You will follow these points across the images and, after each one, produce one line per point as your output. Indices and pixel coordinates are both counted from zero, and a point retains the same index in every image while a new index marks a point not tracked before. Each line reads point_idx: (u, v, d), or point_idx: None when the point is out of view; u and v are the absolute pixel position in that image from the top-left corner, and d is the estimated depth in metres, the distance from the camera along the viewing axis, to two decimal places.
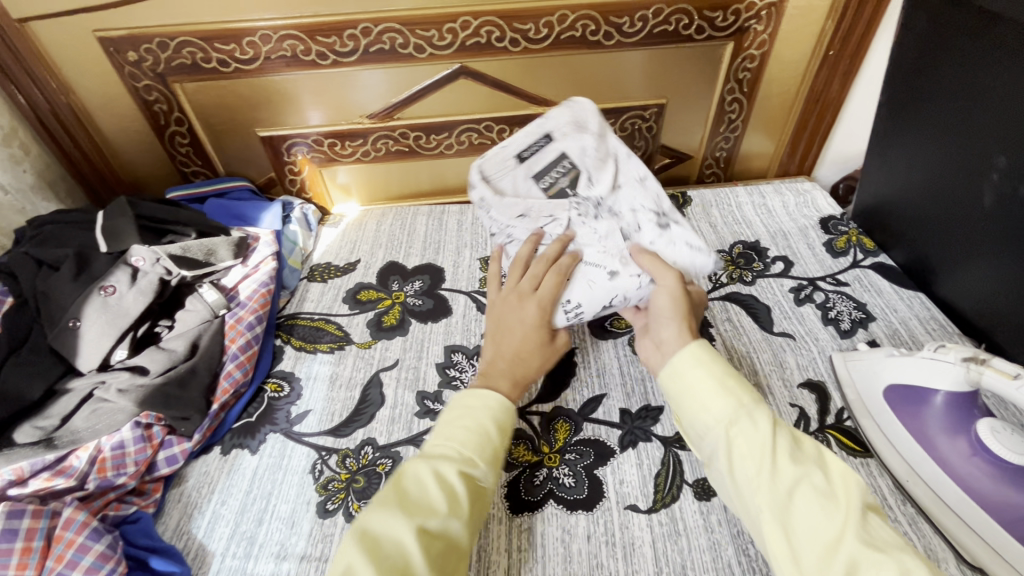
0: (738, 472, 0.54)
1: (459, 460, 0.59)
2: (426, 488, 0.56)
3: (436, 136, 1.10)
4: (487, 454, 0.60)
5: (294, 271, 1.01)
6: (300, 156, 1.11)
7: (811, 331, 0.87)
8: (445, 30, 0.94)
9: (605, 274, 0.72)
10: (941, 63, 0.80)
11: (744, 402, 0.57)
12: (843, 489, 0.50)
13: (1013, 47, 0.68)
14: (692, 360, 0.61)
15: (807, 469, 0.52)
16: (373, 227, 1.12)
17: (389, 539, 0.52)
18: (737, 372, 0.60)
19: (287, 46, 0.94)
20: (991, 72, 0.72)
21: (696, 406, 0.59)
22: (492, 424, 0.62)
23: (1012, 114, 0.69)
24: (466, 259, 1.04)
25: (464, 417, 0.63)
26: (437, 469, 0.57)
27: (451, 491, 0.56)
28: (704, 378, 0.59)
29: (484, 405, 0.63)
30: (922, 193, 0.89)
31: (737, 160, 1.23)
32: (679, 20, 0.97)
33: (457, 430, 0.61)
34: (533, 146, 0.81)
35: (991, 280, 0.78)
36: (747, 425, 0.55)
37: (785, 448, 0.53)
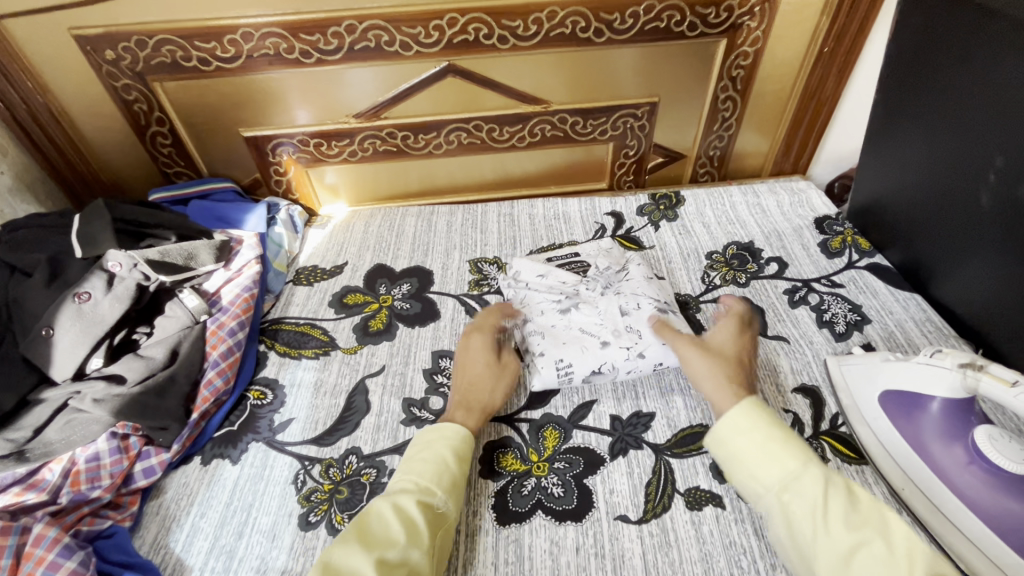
0: (796, 538, 0.54)
1: (417, 492, 0.61)
2: (386, 522, 0.57)
3: (425, 135, 1.08)
4: (448, 483, 0.63)
5: (280, 274, 0.99)
6: (286, 157, 1.09)
7: (806, 334, 0.85)
8: (431, 27, 0.92)
9: (598, 343, 0.79)
10: (936, 61, 0.78)
11: (797, 465, 0.56)
12: (905, 555, 0.49)
13: (1010, 45, 0.66)
14: (736, 423, 0.61)
15: (865, 535, 0.51)
16: (360, 228, 1.10)
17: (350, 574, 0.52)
18: (784, 433, 0.60)
19: (269, 44, 0.91)
20: (988, 70, 0.70)
21: (748, 468, 0.59)
22: (450, 454, 0.65)
23: (1009, 113, 0.68)
24: (455, 261, 1.02)
25: (422, 450, 0.65)
26: (395, 503, 0.59)
27: (410, 521, 0.57)
28: (751, 442, 0.60)
29: (440, 436, 0.66)
30: (918, 193, 0.87)
31: (731, 159, 1.21)
32: (671, 16, 0.95)
33: (415, 463, 0.64)
34: (563, 255, 0.96)
35: (987, 281, 0.77)
36: (802, 490, 0.55)
37: (844, 513, 0.52)
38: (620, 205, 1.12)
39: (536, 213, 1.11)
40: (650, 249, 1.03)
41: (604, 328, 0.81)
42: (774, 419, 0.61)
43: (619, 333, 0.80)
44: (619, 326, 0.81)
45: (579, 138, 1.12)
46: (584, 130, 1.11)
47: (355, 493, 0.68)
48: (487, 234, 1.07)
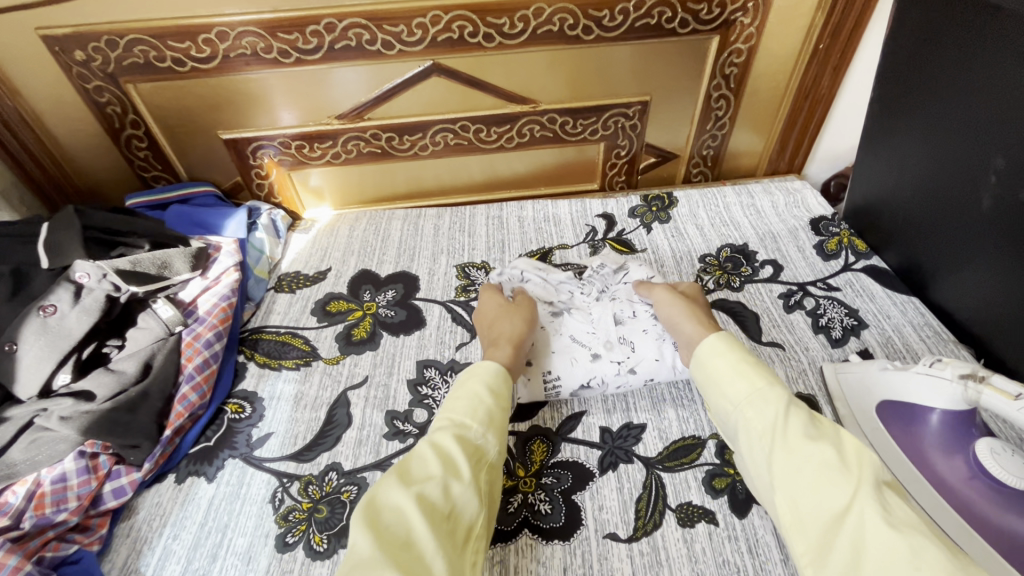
0: (753, 446, 0.57)
1: (452, 428, 0.61)
2: (424, 459, 0.58)
3: (410, 136, 1.05)
4: (481, 412, 0.63)
5: (260, 281, 0.96)
6: (267, 159, 1.05)
7: (801, 340, 0.83)
8: (414, 25, 0.89)
9: (588, 355, 0.76)
10: (935, 59, 0.76)
11: (762, 382, 0.60)
12: (855, 463, 0.51)
13: (1011, 42, 0.64)
14: (712, 350, 0.65)
15: (821, 444, 0.53)
16: (345, 232, 1.07)
17: (391, 511, 0.53)
18: (756, 359, 0.63)
19: (246, 43, 0.88)
20: (988, 68, 0.68)
21: (720, 387, 0.62)
22: (484, 389, 0.65)
23: (1011, 111, 0.65)
24: (442, 266, 0.99)
25: (458, 389, 0.66)
26: (432, 442, 0.59)
27: (446, 456, 0.58)
28: (723, 364, 0.63)
29: (471, 375, 0.67)
30: (916, 193, 0.85)
31: (725, 158, 1.18)
32: (661, 13, 0.92)
33: (449, 403, 0.64)
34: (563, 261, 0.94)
35: (986, 284, 0.75)
36: (765, 401, 0.58)
37: (802, 423, 0.55)
38: (612, 206, 1.10)
39: (525, 215, 1.09)
40: (642, 251, 1.00)
41: (595, 339, 0.78)
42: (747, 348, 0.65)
43: (611, 345, 0.77)
44: (612, 338, 0.78)
45: (569, 138, 1.09)
46: (574, 130, 1.08)
47: (335, 512, 0.66)
48: (475, 238, 1.04)
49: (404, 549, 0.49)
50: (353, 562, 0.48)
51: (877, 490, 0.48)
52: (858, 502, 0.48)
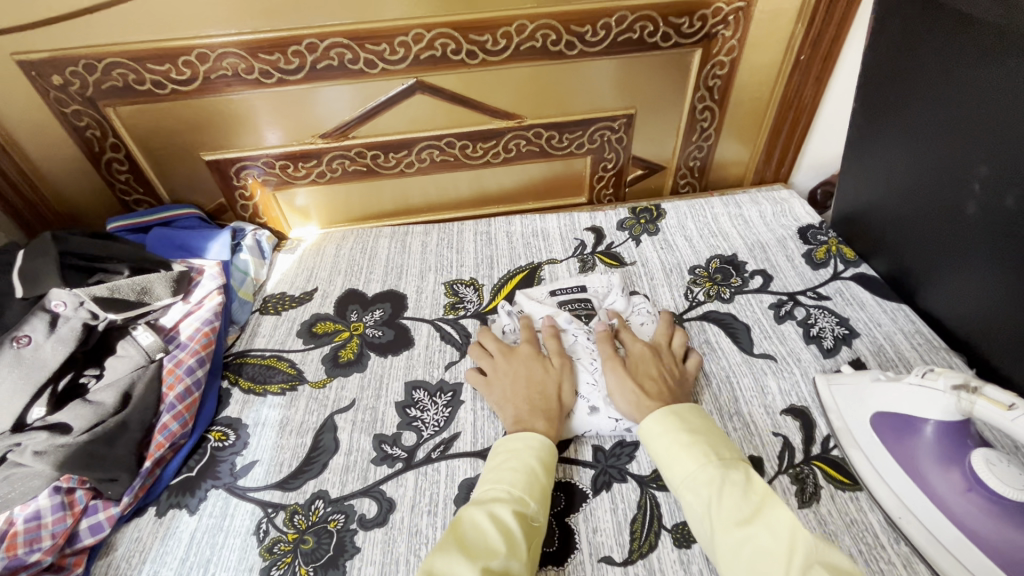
0: (703, 536, 0.56)
1: (511, 502, 0.58)
2: (483, 533, 0.55)
3: (396, 154, 1.04)
4: (537, 488, 0.61)
5: (244, 304, 0.94)
6: (251, 179, 1.04)
7: (793, 351, 0.82)
8: (396, 43, 0.89)
9: (587, 408, 0.74)
10: (912, 68, 0.76)
11: (697, 461, 0.59)
12: (787, 543, 0.49)
13: (985, 53, 0.64)
14: (653, 427, 0.64)
15: (753, 528, 0.51)
16: (331, 252, 1.06)
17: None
18: (700, 434, 0.62)
19: (226, 65, 0.88)
20: (965, 77, 0.68)
21: (666, 470, 0.62)
22: (538, 463, 0.63)
23: (990, 120, 0.65)
24: (430, 283, 0.98)
25: (509, 459, 0.63)
26: (491, 513, 0.56)
27: (508, 532, 0.55)
28: (665, 444, 0.63)
29: (525, 445, 0.64)
30: (903, 201, 0.85)
31: (711, 168, 1.18)
32: (643, 27, 0.93)
33: (504, 472, 0.61)
34: (567, 289, 0.91)
35: (975, 290, 0.75)
36: (704, 484, 0.57)
37: (734, 507, 0.54)
38: (600, 219, 1.09)
39: (513, 230, 1.08)
40: (632, 264, 1.00)
41: (595, 392, 0.75)
42: (687, 422, 0.64)
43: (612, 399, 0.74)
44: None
45: (555, 152, 1.09)
46: (560, 144, 1.08)
47: (321, 542, 0.64)
48: (464, 254, 1.03)
49: None
50: None
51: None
52: None
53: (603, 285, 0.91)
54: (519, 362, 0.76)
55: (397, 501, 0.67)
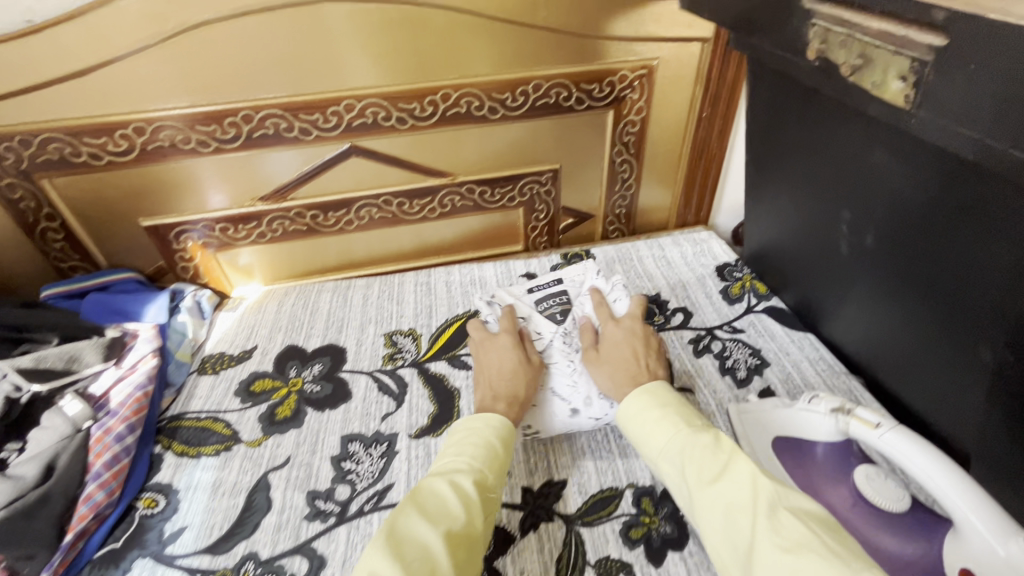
0: (683, 498, 0.59)
1: (471, 472, 0.62)
2: (444, 501, 0.58)
3: (335, 213, 1.09)
4: (498, 461, 0.65)
5: (182, 365, 0.95)
6: (191, 242, 1.07)
7: (709, 383, 0.88)
8: (329, 113, 0.95)
9: (568, 410, 0.79)
10: (776, 132, 0.85)
11: (674, 434, 0.63)
12: (753, 493, 0.52)
13: (818, 122, 0.73)
14: (637, 407, 0.68)
15: (726, 482, 0.54)
16: (273, 309, 1.09)
17: (413, 543, 0.53)
18: (680, 409, 0.66)
19: (163, 136, 0.92)
20: (814, 139, 0.76)
21: (645, 445, 0.66)
22: (497, 439, 0.67)
23: (838, 177, 0.74)
24: (370, 335, 1.01)
25: (470, 435, 0.67)
26: (452, 484, 0.60)
27: (466, 498, 0.59)
28: (646, 421, 0.66)
29: (486, 423, 0.69)
30: (797, 241, 0.93)
31: (637, 214, 1.27)
32: (558, 93, 1.02)
33: (466, 446, 0.66)
34: (543, 284, 0.93)
35: (859, 317, 0.83)
36: (678, 452, 0.61)
37: (705, 467, 0.57)
38: (534, 266, 1.15)
39: (451, 280, 1.13)
40: None
41: (576, 394, 0.79)
42: (667, 401, 0.68)
43: (591, 401, 0.79)
44: (592, 394, 0.79)
45: (489, 205, 1.16)
46: (493, 198, 1.15)
47: None
48: (404, 305, 1.07)
49: None
50: None
51: (775, 519, 0.49)
52: (759, 534, 0.49)
53: (578, 273, 0.94)
54: (493, 353, 0.81)
55: (328, 557, 0.68)
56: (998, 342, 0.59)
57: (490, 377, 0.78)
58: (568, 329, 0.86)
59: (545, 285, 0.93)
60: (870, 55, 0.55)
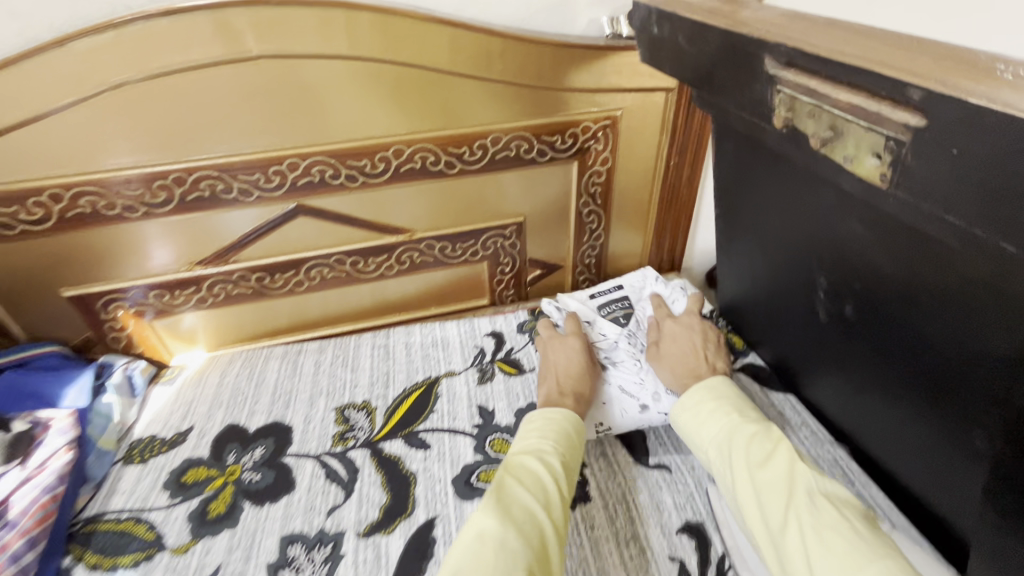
0: (722, 475, 0.71)
1: (556, 454, 0.73)
2: (536, 475, 0.70)
3: (283, 275, 1.01)
4: (574, 448, 0.76)
5: (103, 455, 0.85)
6: (122, 311, 0.97)
7: (687, 458, 0.82)
8: (271, 172, 0.88)
9: (637, 405, 0.88)
10: (745, 189, 0.81)
11: (729, 423, 0.74)
12: (791, 478, 0.64)
13: (789, 186, 0.69)
14: (693, 400, 0.81)
15: (769, 466, 0.66)
16: (215, 381, 0.99)
17: (519, 506, 0.65)
18: (732, 402, 0.78)
19: (83, 203, 0.83)
20: (784, 199, 0.72)
21: (696, 431, 0.78)
22: (572, 429, 0.78)
23: (811, 241, 0.70)
24: (320, 410, 0.92)
25: (551, 424, 0.78)
26: (546, 463, 0.71)
27: (555, 474, 0.71)
28: (701, 412, 0.78)
29: (562, 415, 0.80)
30: (771, 297, 0.89)
31: (607, 262, 1.21)
32: (518, 145, 0.97)
33: (548, 432, 0.76)
34: (604, 291, 1.08)
35: (841, 385, 0.79)
36: (727, 439, 0.72)
37: (753, 452, 0.68)
38: (500, 323, 1.08)
39: (412, 341, 1.05)
40: (531, 371, 0.98)
41: (644, 391, 0.90)
42: (718, 397, 0.79)
43: (659, 397, 0.89)
44: (659, 391, 0.89)
45: (451, 261, 1.10)
46: (455, 253, 1.08)
47: None
48: (359, 372, 0.99)
49: (540, 543, 0.62)
50: (501, 551, 0.59)
51: (810, 502, 0.61)
52: (793, 510, 0.61)
53: (637, 282, 1.10)
54: (560, 350, 0.92)
55: None
56: (992, 431, 0.53)
57: (559, 371, 0.89)
58: (631, 331, 1.00)
59: (607, 292, 1.08)
60: (840, 127, 0.51)
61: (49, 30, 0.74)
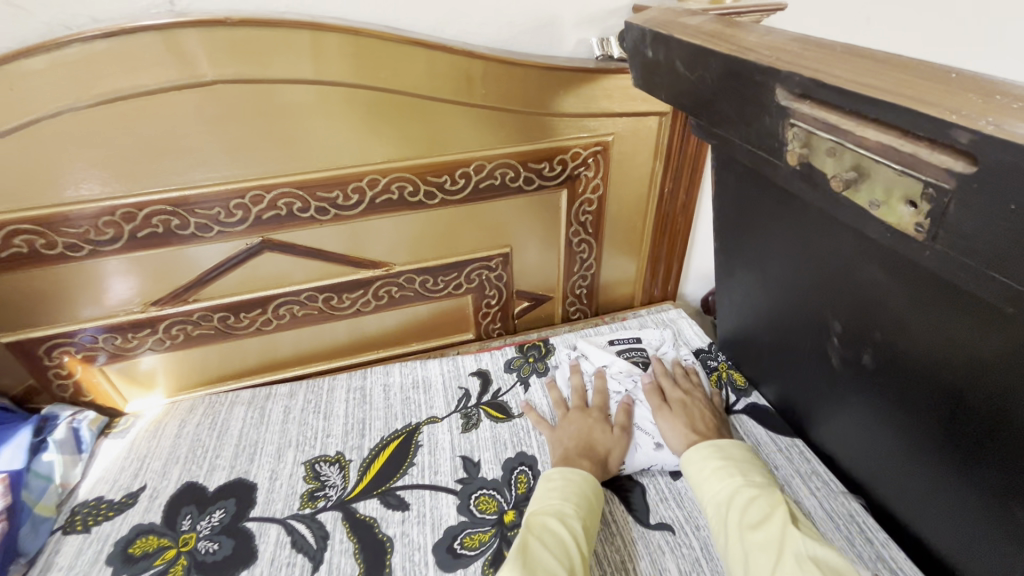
0: (717, 537, 0.67)
1: (577, 516, 0.69)
2: (558, 537, 0.66)
3: (248, 314, 0.93)
4: (595, 512, 0.72)
5: (40, 524, 0.76)
6: (68, 357, 0.88)
7: (691, 516, 0.75)
8: (232, 206, 0.81)
9: (652, 442, 0.82)
10: (749, 222, 0.75)
11: (734, 481, 0.70)
12: (784, 540, 0.60)
13: (801, 224, 0.64)
14: (701, 455, 0.75)
15: (763, 528, 0.63)
16: (173, 431, 0.91)
17: (543, 569, 0.61)
18: (742, 461, 0.74)
19: (19, 241, 0.75)
20: (794, 237, 0.66)
21: (695, 487, 0.73)
22: (594, 490, 0.74)
23: (824, 284, 0.65)
24: (288, 464, 0.84)
25: (569, 482, 0.74)
26: (568, 526, 0.67)
27: (577, 537, 0.67)
28: (704, 469, 0.74)
29: (583, 475, 0.75)
30: (775, 336, 0.84)
31: (599, 291, 1.15)
32: (504, 173, 0.90)
33: (567, 491, 0.72)
34: (622, 338, 1.01)
35: (856, 434, 0.73)
36: (727, 500, 0.68)
37: (752, 514, 0.65)
38: (485, 361, 1.01)
39: (390, 382, 0.98)
40: (519, 417, 0.91)
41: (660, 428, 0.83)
42: (729, 455, 0.75)
43: None
44: None
45: (433, 294, 1.02)
46: (437, 286, 1.01)
47: None
48: (332, 419, 0.91)
49: None
50: None
51: (800, 566, 0.57)
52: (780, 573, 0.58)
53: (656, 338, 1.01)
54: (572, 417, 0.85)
55: None
56: None
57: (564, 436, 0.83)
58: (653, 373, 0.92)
59: (624, 339, 1.00)
60: (866, 169, 0.45)
61: None
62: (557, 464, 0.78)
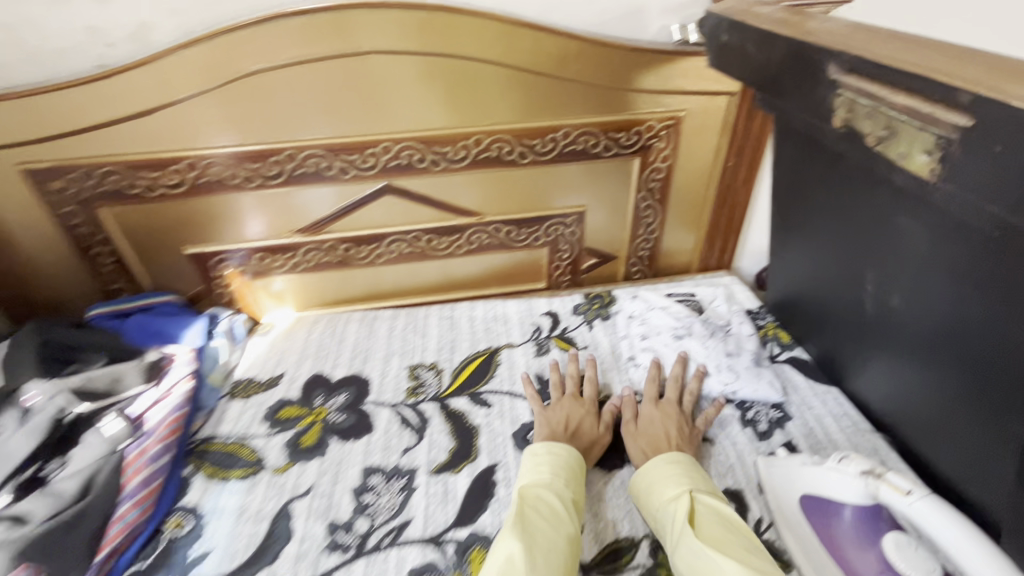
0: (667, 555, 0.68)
1: (567, 489, 0.74)
2: (551, 507, 0.70)
3: (367, 247, 1.13)
4: (580, 481, 0.77)
5: (214, 389, 0.99)
6: (229, 269, 1.12)
7: (730, 434, 0.88)
8: (366, 154, 1.00)
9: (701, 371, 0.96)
10: (801, 187, 0.87)
11: (663, 499, 0.71)
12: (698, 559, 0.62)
13: (847, 184, 0.75)
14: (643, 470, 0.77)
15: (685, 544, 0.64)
16: (303, 336, 1.13)
17: (542, 535, 0.65)
18: (663, 475, 0.74)
19: (214, 172, 0.98)
20: (840, 196, 0.77)
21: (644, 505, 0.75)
22: (578, 464, 0.79)
23: (863, 237, 0.76)
24: (393, 367, 1.03)
25: (551, 459, 0.78)
26: (558, 495, 0.72)
27: (568, 505, 0.71)
28: (644, 486, 0.75)
29: (565, 451, 0.80)
30: (820, 293, 0.94)
31: (660, 256, 1.28)
32: (587, 140, 1.05)
33: (552, 467, 0.76)
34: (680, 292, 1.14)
35: (885, 377, 0.83)
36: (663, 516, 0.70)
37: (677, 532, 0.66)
38: (556, 304, 1.17)
39: (475, 315, 1.15)
40: (584, 348, 1.06)
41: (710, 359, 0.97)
42: (658, 470, 0.76)
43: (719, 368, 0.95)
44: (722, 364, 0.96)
45: (515, 244, 1.19)
46: (519, 237, 1.18)
47: None
48: (428, 338, 1.10)
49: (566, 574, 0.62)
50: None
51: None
52: None
53: (709, 293, 1.15)
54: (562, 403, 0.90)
55: None
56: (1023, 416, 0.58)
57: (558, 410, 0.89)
58: (706, 319, 1.05)
59: (682, 293, 1.14)
60: (895, 128, 0.57)
61: (202, 25, 0.88)
62: (548, 440, 0.82)
